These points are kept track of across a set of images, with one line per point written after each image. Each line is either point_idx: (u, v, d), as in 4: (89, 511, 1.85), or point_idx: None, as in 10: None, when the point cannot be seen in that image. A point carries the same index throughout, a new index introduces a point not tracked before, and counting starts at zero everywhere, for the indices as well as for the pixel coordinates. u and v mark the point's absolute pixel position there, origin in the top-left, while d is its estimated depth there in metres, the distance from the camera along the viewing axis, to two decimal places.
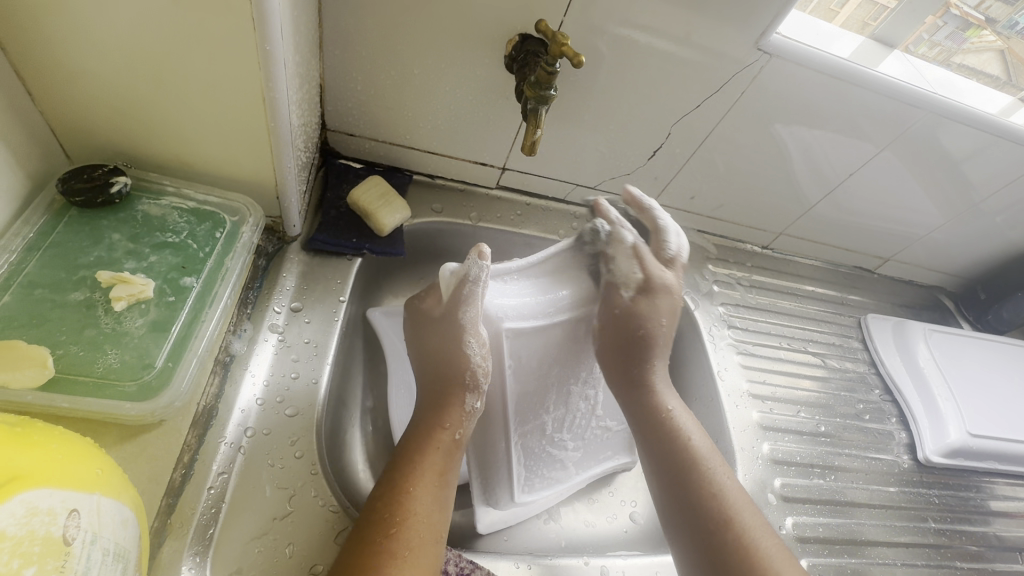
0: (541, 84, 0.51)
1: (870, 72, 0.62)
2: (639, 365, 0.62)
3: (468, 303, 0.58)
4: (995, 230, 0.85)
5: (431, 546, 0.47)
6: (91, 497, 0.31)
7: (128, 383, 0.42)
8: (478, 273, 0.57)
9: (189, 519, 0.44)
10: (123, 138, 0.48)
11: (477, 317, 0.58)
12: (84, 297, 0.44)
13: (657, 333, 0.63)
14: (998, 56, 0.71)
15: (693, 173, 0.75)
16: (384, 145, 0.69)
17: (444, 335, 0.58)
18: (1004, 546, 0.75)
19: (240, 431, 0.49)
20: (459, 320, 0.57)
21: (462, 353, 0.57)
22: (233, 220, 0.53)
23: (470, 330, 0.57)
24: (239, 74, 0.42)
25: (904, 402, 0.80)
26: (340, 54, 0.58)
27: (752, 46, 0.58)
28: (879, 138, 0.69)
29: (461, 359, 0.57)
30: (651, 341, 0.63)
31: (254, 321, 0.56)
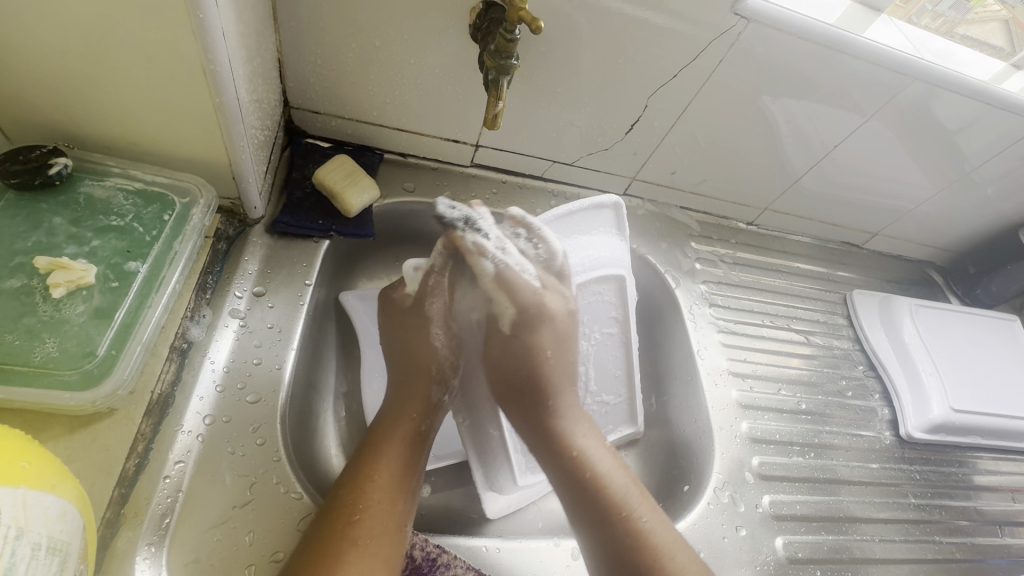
0: (501, 53, 0.49)
1: (856, 38, 0.59)
2: (535, 406, 0.58)
3: (433, 296, 0.59)
4: (985, 202, 0.83)
5: (393, 537, 0.46)
6: (15, 491, 0.30)
7: (70, 373, 0.41)
8: (438, 263, 0.59)
9: (143, 509, 0.43)
10: (64, 121, 0.46)
11: (441, 309, 0.59)
12: (21, 284, 0.43)
13: (548, 368, 0.59)
14: (1002, 26, 0.67)
15: (673, 147, 0.72)
16: (351, 122, 0.66)
17: (414, 330, 0.59)
18: (986, 520, 0.75)
19: (198, 418, 0.48)
20: (424, 312, 0.59)
21: (427, 348, 0.58)
22: (184, 202, 0.51)
23: (434, 322, 0.59)
24: (172, 49, 0.40)
25: (888, 377, 0.79)
26: (295, 27, 0.55)
27: (728, 10, 0.56)
28: (864, 108, 0.67)
29: (427, 348, 0.58)
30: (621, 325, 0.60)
31: (213, 306, 0.54)
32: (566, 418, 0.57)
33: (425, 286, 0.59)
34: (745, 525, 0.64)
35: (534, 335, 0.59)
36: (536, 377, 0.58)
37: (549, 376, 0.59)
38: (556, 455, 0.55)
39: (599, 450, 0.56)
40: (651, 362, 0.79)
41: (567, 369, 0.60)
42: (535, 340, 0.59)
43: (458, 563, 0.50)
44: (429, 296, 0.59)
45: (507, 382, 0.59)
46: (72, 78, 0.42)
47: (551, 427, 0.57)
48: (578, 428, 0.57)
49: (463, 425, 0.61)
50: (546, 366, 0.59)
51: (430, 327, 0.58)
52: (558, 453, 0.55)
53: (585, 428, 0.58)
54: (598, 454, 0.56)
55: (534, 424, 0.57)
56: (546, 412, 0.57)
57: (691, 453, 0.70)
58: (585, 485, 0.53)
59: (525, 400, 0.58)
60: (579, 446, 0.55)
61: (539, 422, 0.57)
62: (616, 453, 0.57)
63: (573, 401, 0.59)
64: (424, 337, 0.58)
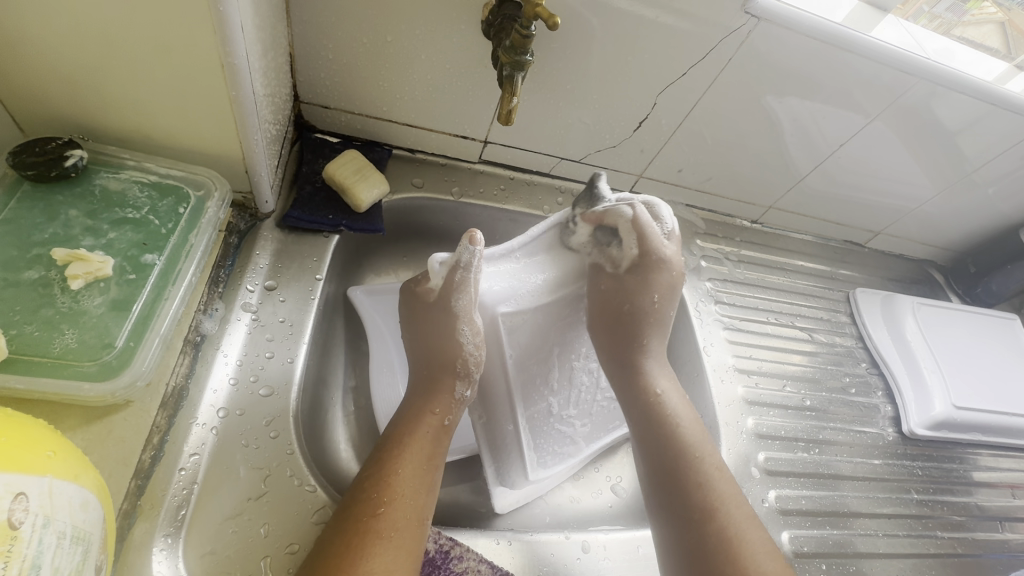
0: (516, 48, 0.50)
1: (865, 38, 0.60)
2: (631, 349, 0.59)
3: (461, 292, 0.54)
4: (987, 202, 0.83)
5: (415, 528, 0.45)
6: (41, 480, 0.30)
7: (88, 364, 0.41)
8: (469, 259, 0.53)
9: (160, 501, 0.43)
10: (80, 113, 0.46)
11: (471, 305, 0.54)
12: (39, 276, 0.43)
13: (649, 312, 0.60)
14: (998, 29, 0.68)
15: (681, 145, 0.73)
16: (361, 118, 0.66)
17: (442, 325, 0.55)
18: (986, 516, 0.76)
19: (212, 411, 0.49)
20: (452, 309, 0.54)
21: (456, 345, 0.54)
22: (198, 195, 0.51)
23: (463, 319, 0.54)
24: (191, 42, 0.40)
25: (890, 375, 0.80)
26: (308, 21, 0.55)
27: (739, 9, 0.56)
28: (871, 107, 0.67)
29: (455, 345, 0.54)
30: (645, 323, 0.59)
31: (225, 300, 0.54)
32: (650, 360, 0.59)
33: (451, 284, 0.54)
34: None
35: (649, 281, 0.59)
36: (633, 327, 0.59)
37: (651, 330, 0.60)
38: (647, 427, 0.56)
39: (687, 414, 0.57)
40: None
41: (665, 323, 0.61)
42: (647, 286, 0.59)
43: (470, 555, 0.50)
44: (457, 294, 0.54)
45: (607, 306, 0.60)
46: (90, 70, 0.42)
47: (639, 386, 0.58)
48: (666, 390, 0.58)
49: (480, 423, 0.59)
50: (643, 321, 0.59)
51: (459, 325, 0.54)
52: (642, 403, 0.57)
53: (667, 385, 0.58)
54: (686, 420, 0.56)
55: (629, 377, 0.59)
56: (640, 366, 0.59)
57: None
58: (659, 445, 0.54)
59: (623, 335, 0.59)
60: (667, 405, 0.56)
61: (635, 369, 0.59)
62: (700, 420, 0.57)
63: (658, 357, 0.60)
64: (451, 333, 0.54)
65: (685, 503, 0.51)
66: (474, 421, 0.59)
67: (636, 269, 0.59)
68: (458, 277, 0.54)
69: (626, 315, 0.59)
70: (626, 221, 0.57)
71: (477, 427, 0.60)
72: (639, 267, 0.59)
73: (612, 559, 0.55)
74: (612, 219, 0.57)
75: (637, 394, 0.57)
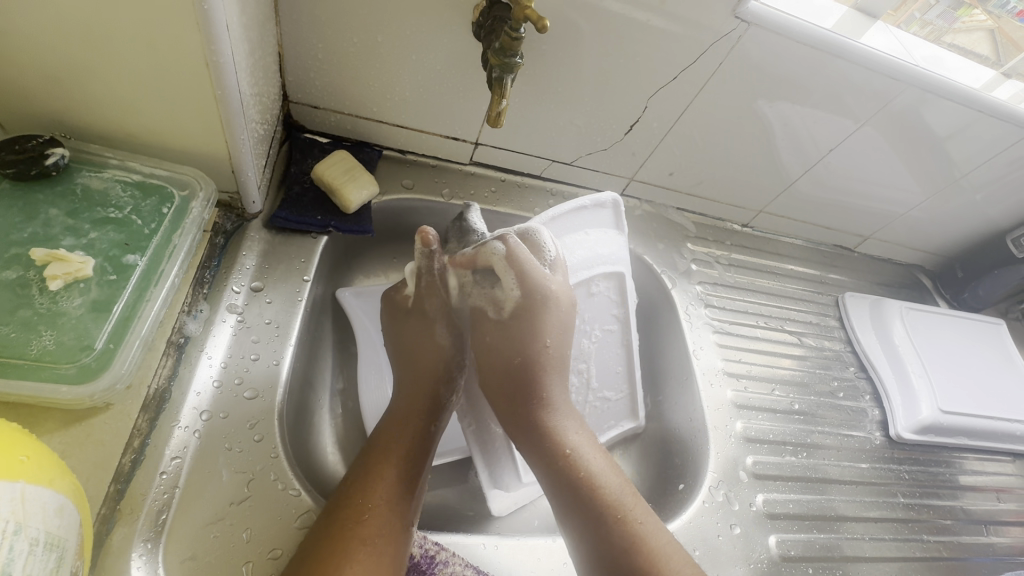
0: (505, 50, 0.49)
1: (853, 44, 0.60)
2: (535, 409, 0.54)
3: (433, 296, 0.56)
4: (974, 208, 0.84)
5: (400, 534, 0.45)
6: (14, 485, 0.29)
7: (67, 367, 0.41)
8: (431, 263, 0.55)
9: (139, 505, 0.43)
10: (62, 111, 0.45)
11: (449, 308, 0.57)
12: (17, 276, 0.42)
13: (545, 360, 0.55)
14: (987, 36, 0.68)
15: (672, 149, 0.73)
16: (351, 118, 0.66)
17: (418, 330, 0.57)
18: (971, 519, 0.76)
19: (195, 414, 0.48)
20: (429, 311, 0.57)
21: (433, 346, 0.56)
22: (183, 195, 0.50)
23: (440, 320, 0.57)
24: (174, 41, 0.40)
25: (878, 379, 0.81)
26: (296, 20, 0.55)
27: (729, 14, 0.56)
28: (859, 113, 0.68)
29: (432, 346, 0.56)
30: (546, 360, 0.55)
31: (210, 301, 0.53)
32: (558, 412, 0.55)
33: (424, 287, 0.56)
34: (739, 523, 0.65)
35: (536, 326, 0.55)
36: (534, 381, 0.55)
37: (546, 373, 0.55)
38: (546, 465, 0.52)
39: (586, 449, 0.54)
40: (646, 362, 0.79)
41: (562, 363, 0.57)
42: (536, 331, 0.55)
43: (456, 560, 0.50)
44: (428, 295, 0.56)
45: (502, 372, 0.55)
46: (72, 67, 0.41)
47: (538, 438, 0.53)
48: (568, 424, 0.55)
49: (469, 429, 0.60)
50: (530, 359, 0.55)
51: (433, 326, 0.56)
52: (548, 455, 0.52)
53: (573, 426, 0.55)
54: (590, 454, 0.53)
55: (537, 438, 0.53)
56: (547, 418, 0.54)
57: (685, 452, 0.70)
58: (580, 494, 0.51)
59: (520, 416, 0.54)
60: (565, 442, 0.53)
61: (540, 427, 0.54)
62: (599, 445, 0.55)
63: (569, 408, 0.56)
64: (427, 333, 0.57)
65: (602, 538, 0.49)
66: (463, 428, 0.60)
67: (517, 315, 0.56)
68: (425, 282, 0.56)
69: (518, 369, 0.55)
70: (499, 258, 0.53)
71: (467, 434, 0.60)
72: (525, 312, 0.55)
73: None
74: (485, 257, 0.54)
75: (536, 442, 0.53)
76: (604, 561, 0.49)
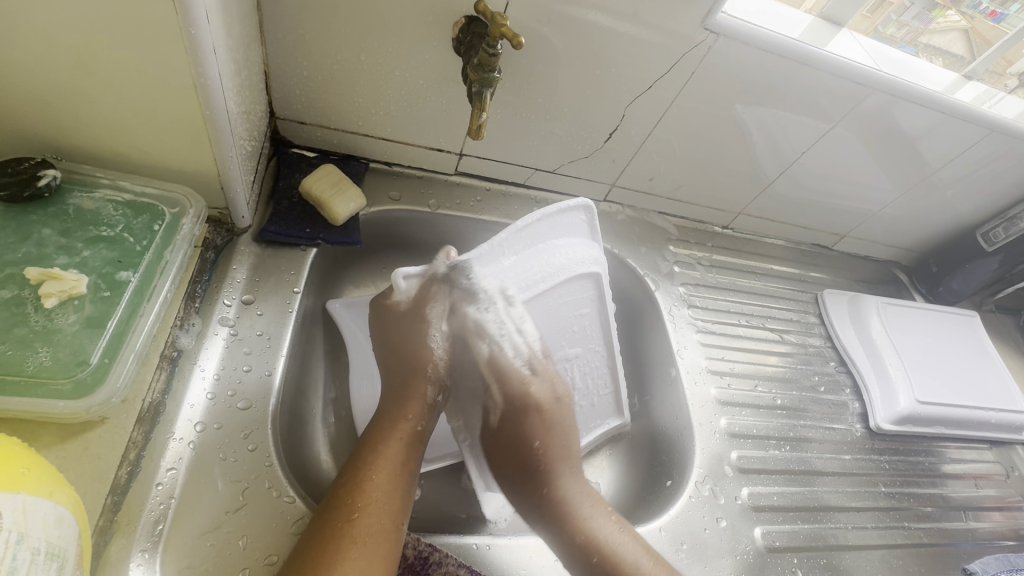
0: (483, 66, 0.52)
1: (818, 52, 0.63)
2: (543, 491, 0.55)
3: (432, 302, 0.55)
4: (944, 204, 0.87)
5: (390, 533, 0.46)
6: (16, 496, 0.31)
7: (63, 382, 0.42)
8: (444, 269, 0.55)
9: (137, 516, 0.44)
10: (52, 136, 0.46)
11: (442, 312, 0.56)
12: (12, 295, 0.43)
13: (543, 447, 0.56)
14: (963, 35, 0.73)
15: (651, 154, 0.75)
16: (337, 133, 0.67)
17: (411, 332, 0.55)
18: (951, 506, 0.79)
19: (190, 426, 0.49)
20: (424, 315, 0.55)
21: (425, 349, 0.55)
22: (173, 212, 0.52)
23: (434, 323, 0.55)
24: (164, 66, 0.41)
25: (857, 372, 0.83)
26: (282, 39, 0.56)
27: (698, 25, 0.59)
28: (830, 115, 0.70)
29: (425, 349, 0.55)
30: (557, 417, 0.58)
31: (202, 315, 0.55)
32: (569, 490, 0.55)
33: (425, 292, 0.55)
34: (725, 516, 0.66)
35: (526, 410, 0.57)
36: (541, 462, 0.56)
37: (559, 470, 0.56)
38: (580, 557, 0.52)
39: (601, 519, 0.54)
40: (633, 362, 0.81)
41: (555, 425, 0.58)
42: (528, 415, 0.57)
43: (450, 560, 0.51)
44: (435, 300, 0.55)
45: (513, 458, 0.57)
46: (63, 92, 0.43)
47: (548, 509, 0.54)
48: (588, 510, 0.54)
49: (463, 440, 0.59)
50: (541, 443, 0.56)
51: (428, 330, 0.55)
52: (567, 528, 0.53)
53: (593, 512, 0.54)
54: (604, 530, 0.53)
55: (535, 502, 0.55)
56: (552, 493, 0.55)
57: (672, 448, 0.72)
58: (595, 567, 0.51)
59: (524, 483, 0.56)
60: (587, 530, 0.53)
61: (550, 516, 0.54)
62: (631, 527, 0.54)
63: (581, 485, 0.56)
64: (422, 337, 0.55)
65: None
66: (459, 440, 0.59)
67: (514, 403, 0.57)
68: (426, 287, 0.55)
69: (519, 460, 0.56)
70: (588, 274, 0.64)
71: (464, 450, 0.60)
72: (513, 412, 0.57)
73: None
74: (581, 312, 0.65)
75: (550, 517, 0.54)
76: None
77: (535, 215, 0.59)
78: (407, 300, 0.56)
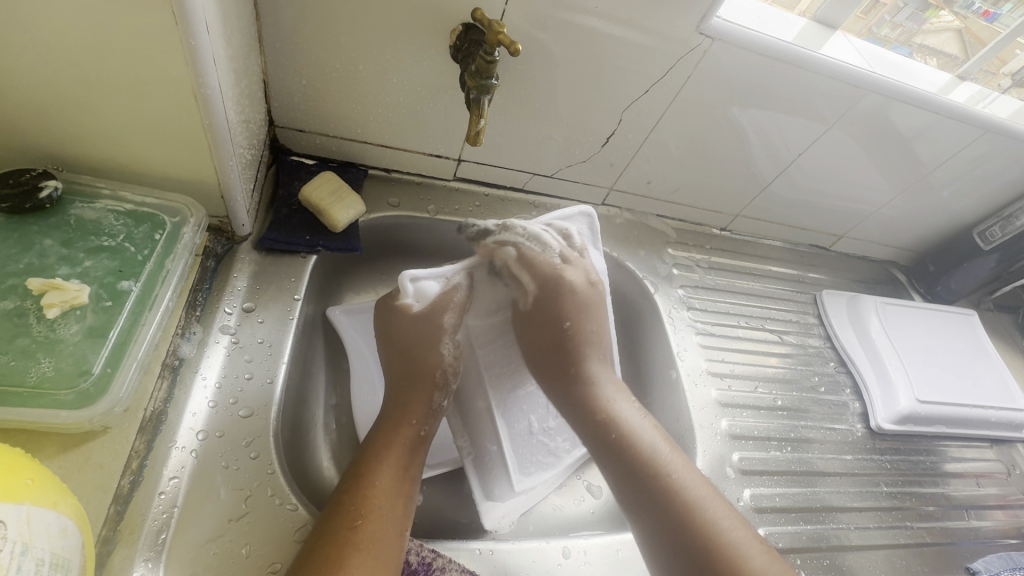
0: (481, 73, 0.52)
1: (813, 54, 0.63)
2: (574, 360, 0.61)
3: (447, 312, 0.59)
4: (941, 204, 0.88)
5: (394, 538, 0.46)
6: (20, 506, 0.31)
7: (65, 392, 0.42)
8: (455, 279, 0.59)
9: (140, 526, 0.44)
10: (55, 148, 0.47)
11: (455, 323, 0.59)
12: (14, 306, 0.43)
13: (577, 327, 0.61)
14: (956, 36, 0.73)
15: (648, 158, 0.76)
16: (336, 140, 0.68)
17: (422, 339, 0.57)
18: (954, 505, 0.79)
19: (193, 434, 0.49)
20: (438, 323, 0.58)
21: (434, 355, 0.58)
22: (174, 221, 0.52)
23: (446, 333, 0.59)
24: (165, 77, 0.42)
25: (857, 373, 0.83)
26: (280, 48, 0.57)
27: (693, 29, 0.59)
28: (826, 116, 0.71)
29: (434, 355, 0.58)
30: (590, 321, 0.61)
31: (203, 323, 0.55)
32: (594, 376, 0.60)
33: (441, 299, 0.58)
34: None
35: (566, 300, 0.61)
36: (574, 336, 0.61)
37: (586, 368, 0.61)
38: (593, 436, 0.57)
39: (632, 413, 0.58)
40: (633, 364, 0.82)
41: (599, 339, 0.62)
42: (569, 305, 0.61)
43: (452, 566, 0.51)
44: (450, 309, 0.59)
45: (540, 338, 0.62)
46: (64, 104, 0.43)
47: (580, 413, 0.58)
48: (609, 394, 0.59)
49: (463, 440, 0.61)
50: (574, 322, 0.61)
51: (440, 339, 0.58)
52: (585, 420, 0.58)
53: (620, 402, 0.59)
54: (633, 425, 0.57)
55: (568, 394, 0.60)
56: (587, 401, 0.58)
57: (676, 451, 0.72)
58: (600, 430, 0.57)
59: (552, 361, 0.61)
60: (606, 407, 0.58)
61: (572, 382, 0.60)
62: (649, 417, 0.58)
63: (605, 374, 0.61)
64: (433, 345, 0.58)
65: (647, 505, 0.52)
66: (459, 446, 0.61)
67: (563, 284, 0.62)
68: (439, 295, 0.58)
69: (552, 339, 0.61)
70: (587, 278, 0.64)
71: (464, 456, 0.61)
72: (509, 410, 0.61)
73: (591, 564, 0.56)
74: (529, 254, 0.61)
75: (611, 454, 0.55)
76: (663, 532, 0.50)
77: (534, 226, 0.62)
78: (419, 305, 0.57)
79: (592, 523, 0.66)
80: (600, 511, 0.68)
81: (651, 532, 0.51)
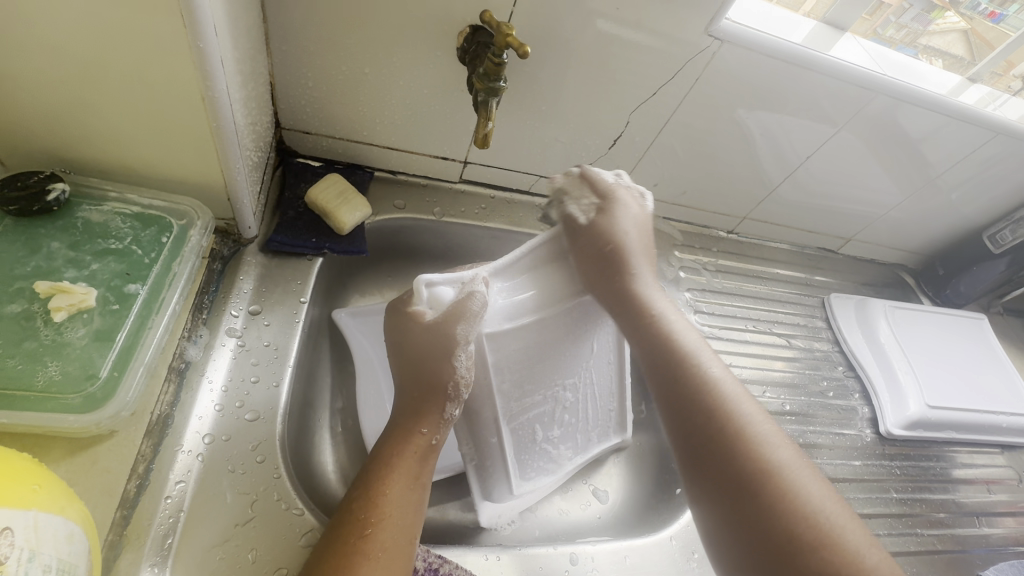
0: (489, 75, 0.52)
1: (822, 56, 0.63)
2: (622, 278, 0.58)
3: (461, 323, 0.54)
4: (951, 207, 0.87)
5: (404, 547, 0.45)
6: (27, 513, 0.31)
7: (72, 396, 0.42)
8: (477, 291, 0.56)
9: (146, 530, 0.43)
10: (62, 151, 0.47)
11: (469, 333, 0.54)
12: (21, 309, 0.43)
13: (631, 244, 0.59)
14: (962, 37, 0.74)
15: (655, 160, 0.75)
16: (342, 142, 0.67)
17: (435, 349, 0.54)
18: (964, 512, 0.78)
19: (198, 438, 0.49)
20: (453, 334, 0.54)
21: (448, 369, 0.54)
22: (180, 224, 0.52)
23: (461, 345, 0.54)
24: (173, 80, 0.42)
25: (866, 377, 0.82)
26: (287, 51, 0.57)
27: (702, 32, 0.59)
28: (836, 119, 0.70)
29: (447, 369, 0.54)
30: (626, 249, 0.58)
31: (209, 326, 0.55)
32: (641, 288, 0.58)
33: (458, 306, 0.55)
34: None
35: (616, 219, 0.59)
36: (619, 254, 0.58)
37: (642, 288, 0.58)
38: (650, 355, 0.54)
39: (686, 333, 0.55)
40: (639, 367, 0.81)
41: (646, 247, 0.60)
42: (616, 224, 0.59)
43: (460, 572, 0.51)
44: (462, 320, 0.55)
45: (593, 250, 0.59)
46: (72, 108, 0.43)
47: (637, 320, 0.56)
48: (670, 318, 0.56)
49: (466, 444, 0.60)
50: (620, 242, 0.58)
51: (455, 350, 0.54)
52: (649, 348, 0.54)
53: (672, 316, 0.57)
54: (693, 349, 0.54)
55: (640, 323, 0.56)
56: (646, 322, 0.56)
57: None
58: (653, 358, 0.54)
59: (609, 268, 0.58)
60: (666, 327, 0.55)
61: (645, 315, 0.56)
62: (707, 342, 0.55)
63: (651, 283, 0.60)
64: (447, 357, 0.54)
65: (699, 432, 0.48)
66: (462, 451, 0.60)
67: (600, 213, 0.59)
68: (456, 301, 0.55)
69: (603, 258, 0.58)
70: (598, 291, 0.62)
71: (466, 459, 0.60)
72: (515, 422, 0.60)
73: (599, 570, 0.56)
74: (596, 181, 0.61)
75: (662, 374, 0.53)
76: (724, 491, 0.45)
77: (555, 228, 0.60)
78: (434, 312, 0.55)
79: (597, 529, 0.66)
80: (606, 517, 0.68)
81: (703, 466, 0.47)
